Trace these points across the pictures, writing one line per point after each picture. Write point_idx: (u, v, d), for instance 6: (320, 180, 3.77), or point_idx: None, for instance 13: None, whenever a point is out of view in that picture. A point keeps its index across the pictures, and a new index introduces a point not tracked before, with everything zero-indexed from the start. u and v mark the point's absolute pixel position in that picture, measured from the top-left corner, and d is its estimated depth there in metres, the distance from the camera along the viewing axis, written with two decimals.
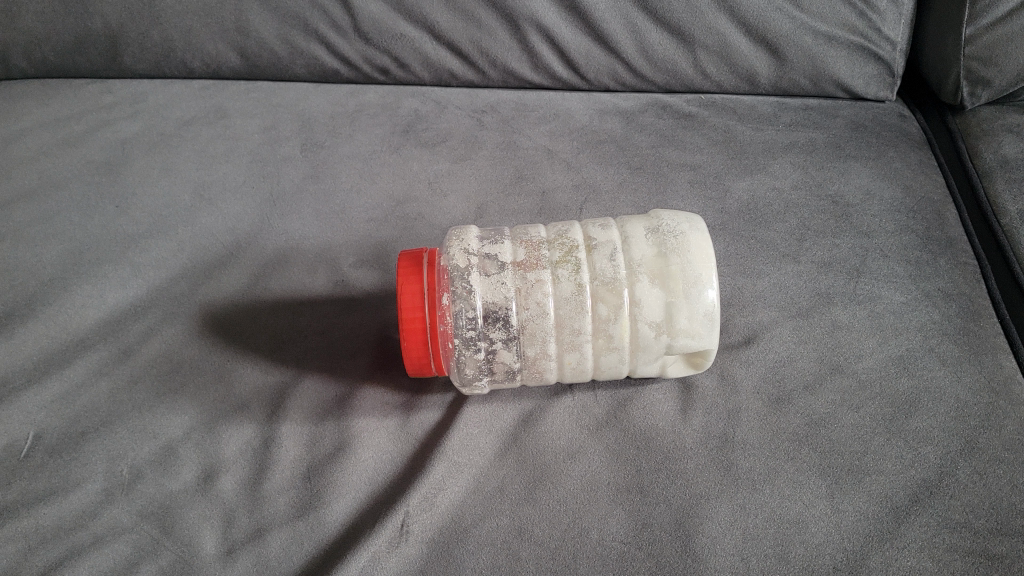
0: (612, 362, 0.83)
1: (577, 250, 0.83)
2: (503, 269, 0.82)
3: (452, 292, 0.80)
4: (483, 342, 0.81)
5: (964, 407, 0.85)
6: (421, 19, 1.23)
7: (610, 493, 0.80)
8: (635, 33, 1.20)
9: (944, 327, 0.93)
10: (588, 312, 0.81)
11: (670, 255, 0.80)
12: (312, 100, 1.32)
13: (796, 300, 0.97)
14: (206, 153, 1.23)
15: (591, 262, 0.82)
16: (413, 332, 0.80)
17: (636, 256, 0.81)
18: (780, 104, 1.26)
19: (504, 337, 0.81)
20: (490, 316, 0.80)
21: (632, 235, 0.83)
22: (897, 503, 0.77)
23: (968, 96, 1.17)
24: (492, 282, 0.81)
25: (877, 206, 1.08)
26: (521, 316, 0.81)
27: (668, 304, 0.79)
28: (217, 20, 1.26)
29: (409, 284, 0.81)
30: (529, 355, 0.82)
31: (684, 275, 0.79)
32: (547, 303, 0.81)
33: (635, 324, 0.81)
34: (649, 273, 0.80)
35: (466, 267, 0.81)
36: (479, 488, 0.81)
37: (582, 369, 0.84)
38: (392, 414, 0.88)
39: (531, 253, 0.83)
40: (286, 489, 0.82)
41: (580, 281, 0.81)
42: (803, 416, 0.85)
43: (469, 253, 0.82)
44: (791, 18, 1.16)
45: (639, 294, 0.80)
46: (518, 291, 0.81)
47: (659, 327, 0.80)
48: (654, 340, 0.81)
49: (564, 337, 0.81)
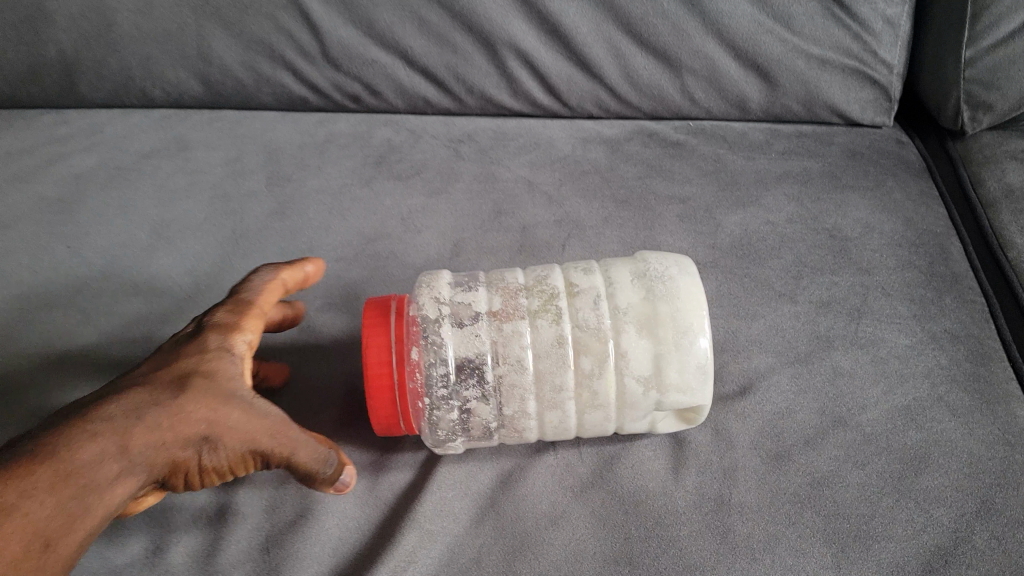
0: (596, 421, 0.76)
1: (558, 297, 0.77)
2: (479, 319, 0.76)
3: (424, 344, 0.74)
4: (455, 400, 0.74)
5: (978, 462, 0.79)
6: (393, 44, 1.16)
7: (597, 565, 0.74)
8: (619, 58, 1.14)
9: (953, 373, 0.87)
10: (571, 366, 0.74)
11: (659, 302, 0.74)
12: (279, 129, 1.24)
13: (794, 345, 0.90)
14: (167, 187, 1.16)
15: (573, 310, 0.76)
16: (377, 388, 0.73)
17: (622, 304, 0.75)
18: (772, 131, 1.19)
19: (479, 395, 0.74)
20: (462, 370, 0.74)
21: (617, 282, 0.77)
22: (908, 573, 0.72)
23: (969, 121, 1.11)
24: (464, 335, 0.75)
25: (876, 241, 1.02)
26: (497, 371, 0.74)
27: (657, 356, 0.73)
28: (178, 47, 1.18)
29: (375, 335, 0.73)
30: (508, 414, 0.75)
31: (674, 324, 0.73)
32: (525, 357, 0.74)
33: (621, 379, 0.74)
34: (636, 321, 0.74)
35: (438, 317, 0.75)
36: (453, 560, 0.75)
37: (565, 428, 0.77)
38: (359, 476, 0.82)
39: (508, 302, 0.77)
40: (242, 562, 0.76)
41: (561, 333, 0.75)
42: (805, 475, 0.79)
43: (441, 303, 0.77)
44: (782, 41, 1.10)
45: (626, 345, 0.74)
46: (495, 346, 0.75)
47: (648, 382, 0.73)
48: (643, 396, 0.74)
49: (545, 394, 0.74)
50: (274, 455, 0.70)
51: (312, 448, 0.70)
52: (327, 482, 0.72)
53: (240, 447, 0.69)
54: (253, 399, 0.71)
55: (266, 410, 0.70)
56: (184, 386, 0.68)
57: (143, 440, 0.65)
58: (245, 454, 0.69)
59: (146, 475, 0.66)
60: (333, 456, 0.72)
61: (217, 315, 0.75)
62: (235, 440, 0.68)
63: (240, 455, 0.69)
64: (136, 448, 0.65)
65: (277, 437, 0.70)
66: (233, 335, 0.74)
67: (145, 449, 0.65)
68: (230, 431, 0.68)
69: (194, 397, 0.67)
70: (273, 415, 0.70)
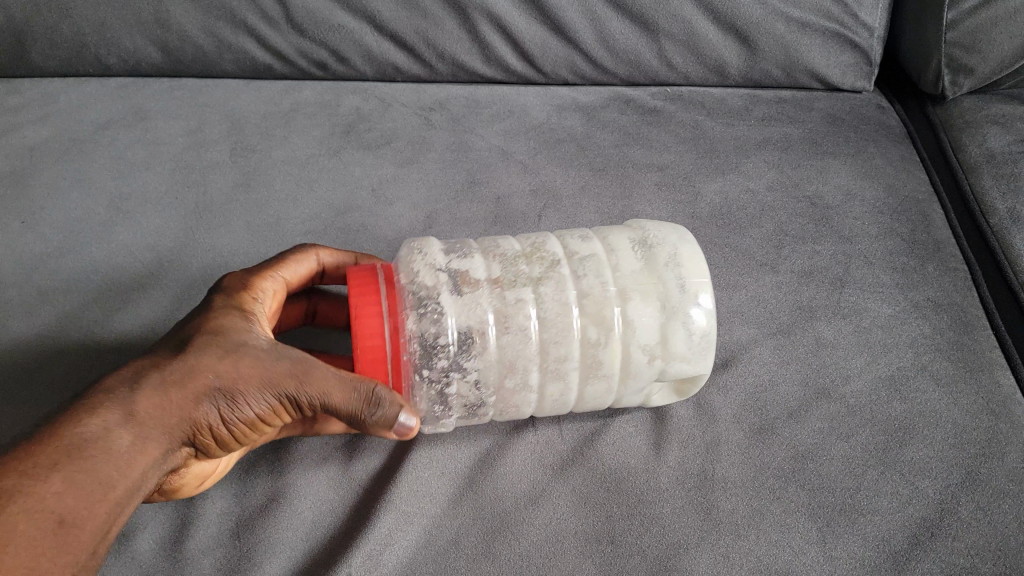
0: (598, 392, 0.75)
1: (560, 264, 0.75)
2: (479, 286, 0.73)
3: (421, 313, 0.70)
4: (453, 374, 0.71)
5: (963, 433, 0.78)
6: (360, 9, 1.12)
7: (578, 544, 0.72)
8: (594, 22, 1.11)
9: (936, 342, 0.86)
10: (576, 335, 0.72)
11: (663, 271, 0.75)
12: (243, 98, 1.19)
13: (776, 316, 0.88)
14: (125, 159, 1.11)
15: (577, 276, 0.74)
16: (371, 368, 0.67)
17: (626, 272, 0.74)
18: (751, 97, 1.17)
19: (479, 367, 0.71)
20: (465, 342, 0.71)
21: (618, 249, 0.77)
22: (895, 546, 0.71)
23: (950, 84, 1.09)
24: (466, 303, 0.72)
25: (857, 208, 1.00)
26: (500, 342, 0.71)
27: (664, 322, 0.73)
28: (134, 11, 1.13)
29: (367, 307, 0.68)
30: (508, 386, 0.73)
31: (680, 293, 0.74)
32: (529, 326, 0.72)
33: (627, 348, 0.72)
34: (642, 291, 0.73)
35: (435, 285, 0.72)
36: (430, 542, 0.73)
37: (564, 400, 0.75)
38: (333, 457, 0.79)
39: (510, 269, 0.75)
40: (212, 548, 0.73)
41: (567, 300, 0.73)
42: (789, 448, 0.77)
43: (437, 270, 0.74)
44: (761, 4, 1.08)
45: (633, 315, 0.72)
46: (499, 314, 0.72)
47: (653, 351, 0.73)
48: (648, 364, 0.73)
49: (548, 364, 0.72)
50: (304, 396, 0.64)
51: (344, 385, 0.64)
52: (376, 416, 0.65)
53: (264, 392, 0.63)
54: (268, 342, 0.65)
55: (282, 355, 0.64)
56: (188, 342, 0.63)
57: (155, 400, 0.61)
58: (273, 400, 0.64)
59: (163, 441, 0.61)
60: (379, 388, 0.64)
61: (225, 278, 0.73)
62: (257, 386, 0.63)
63: (268, 402, 0.64)
64: (151, 410, 0.61)
65: (302, 375, 0.64)
66: (237, 295, 0.70)
67: (159, 409, 0.61)
68: (249, 377, 0.63)
69: (201, 348, 0.63)
70: (292, 355, 0.64)
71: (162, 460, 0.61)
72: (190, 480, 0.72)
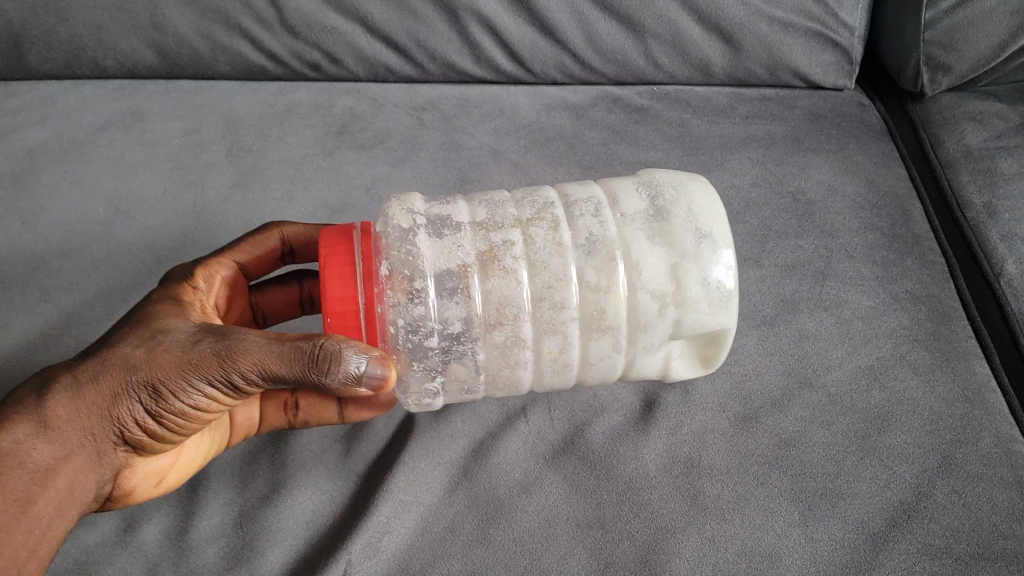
0: (603, 350, 0.74)
1: (553, 207, 0.76)
2: (459, 231, 0.73)
3: (393, 261, 0.69)
4: (435, 325, 0.71)
5: (939, 420, 0.81)
6: (352, 11, 1.14)
7: (570, 529, 0.75)
8: (582, 23, 1.13)
9: (914, 332, 0.89)
10: (574, 281, 0.72)
11: (669, 208, 0.74)
12: (238, 99, 1.21)
13: (760, 308, 0.91)
14: (123, 161, 1.13)
15: (572, 218, 0.75)
16: (342, 326, 0.67)
17: (627, 212, 0.75)
18: (736, 95, 1.19)
19: (463, 315, 0.71)
20: (442, 286, 0.70)
21: (619, 192, 0.77)
22: (873, 529, 0.74)
23: (928, 82, 1.12)
24: (445, 247, 0.71)
25: (839, 203, 1.03)
26: (484, 288, 0.71)
27: (675, 265, 0.72)
28: (129, 15, 1.15)
29: (335, 267, 0.68)
30: (500, 340, 0.72)
31: (692, 229, 0.72)
32: (518, 269, 0.71)
33: (632, 293, 0.72)
34: (646, 231, 0.73)
35: (411, 227, 0.71)
36: (427, 530, 0.76)
37: (565, 360, 0.75)
38: (331, 448, 0.82)
39: (494, 212, 0.75)
40: (216, 537, 0.76)
41: (559, 240, 0.73)
42: (772, 436, 0.80)
43: (414, 214, 0.73)
44: (744, 5, 1.10)
45: (638, 257, 0.72)
46: (483, 255, 0.72)
47: (662, 295, 0.72)
48: (658, 314, 0.72)
49: (544, 314, 0.72)
50: (233, 369, 0.64)
51: (274, 350, 0.63)
52: (327, 373, 0.62)
53: (188, 374, 0.64)
54: (190, 331, 0.67)
55: (190, 340, 0.65)
56: (108, 346, 0.67)
57: (71, 404, 0.65)
58: (203, 379, 0.64)
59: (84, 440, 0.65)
60: (323, 341, 0.62)
61: (175, 269, 0.81)
62: (178, 371, 0.64)
63: (198, 383, 0.65)
64: (66, 413, 0.64)
65: (225, 350, 0.63)
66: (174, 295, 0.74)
67: (75, 412, 0.64)
68: (169, 364, 0.64)
69: (118, 349, 0.66)
70: (217, 335, 0.65)
71: (89, 456, 0.66)
72: (146, 480, 0.72)
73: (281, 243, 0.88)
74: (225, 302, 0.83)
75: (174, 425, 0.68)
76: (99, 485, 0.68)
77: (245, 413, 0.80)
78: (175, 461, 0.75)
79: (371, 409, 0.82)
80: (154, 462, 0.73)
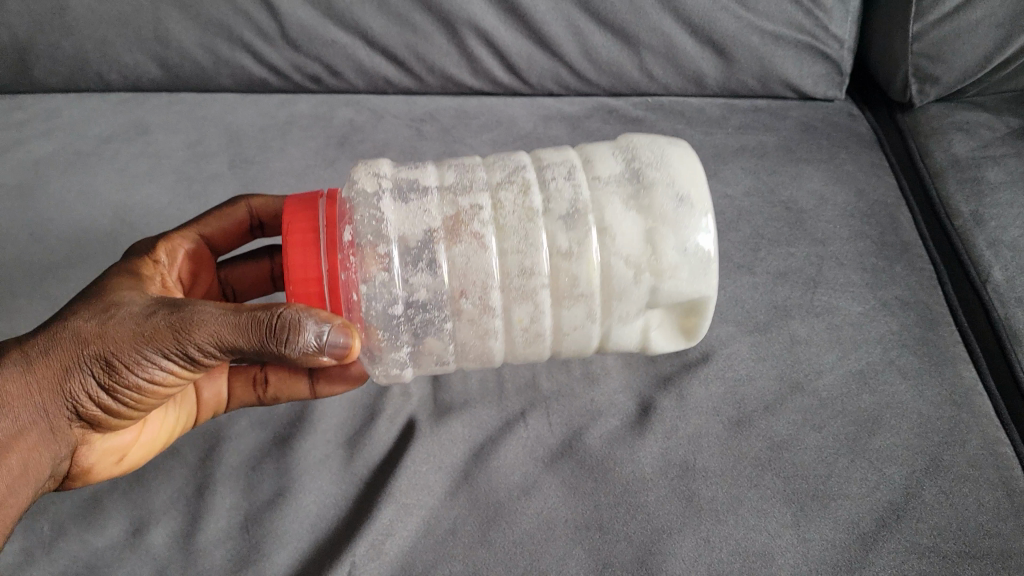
0: (576, 317, 0.77)
1: (525, 170, 0.78)
2: (425, 193, 0.75)
3: (357, 222, 0.71)
4: (403, 291, 0.73)
5: (928, 423, 0.83)
6: (352, 25, 1.16)
7: (568, 531, 0.77)
8: (578, 36, 1.16)
9: (903, 338, 0.91)
10: (546, 247, 0.74)
11: (646, 173, 0.75)
12: (240, 111, 1.23)
13: (753, 314, 0.93)
14: (128, 172, 1.15)
15: (544, 181, 0.77)
16: (305, 295, 0.69)
17: (603, 176, 0.76)
18: (729, 106, 1.22)
19: (429, 283, 0.73)
20: (406, 253, 0.72)
21: (594, 157, 0.78)
22: (863, 529, 0.76)
23: (917, 93, 1.14)
24: (409, 210, 0.74)
25: (830, 212, 1.06)
26: (451, 255, 0.73)
27: (649, 230, 0.73)
28: (134, 29, 1.17)
29: (297, 231, 0.69)
30: (467, 308, 0.75)
31: (666, 195, 0.74)
32: (487, 236, 0.73)
33: (606, 259, 0.74)
34: (621, 197, 0.75)
35: (376, 191, 0.74)
36: (429, 532, 0.78)
37: (537, 329, 0.78)
38: (334, 453, 0.84)
39: (462, 177, 0.77)
40: (222, 540, 0.78)
41: (531, 203, 0.75)
42: (765, 439, 0.83)
43: (379, 177, 0.75)
44: (736, 18, 1.13)
45: (612, 223, 0.74)
46: (451, 219, 0.73)
47: (637, 262, 0.74)
48: (632, 280, 0.74)
49: (513, 282, 0.74)
50: (189, 341, 0.64)
51: (231, 321, 0.64)
52: (287, 343, 0.64)
53: (142, 347, 0.65)
54: (143, 305, 0.67)
55: (144, 315, 0.66)
56: (60, 320, 0.67)
57: (21, 379, 0.65)
58: (157, 352, 0.65)
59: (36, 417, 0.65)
60: (282, 311, 0.64)
61: (138, 243, 0.84)
62: (131, 344, 0.65)
63: (152, 356, 0.65)
64: (17, 389, 0.65)
65: (180, 323, 0.64)
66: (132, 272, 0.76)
67: (25, 387, 0.65)
68: (122, 338, 0.65)
69: (69, 324, 0.66)
70: (171, 308, 0.66)
71: (42, 432, 0.66)
72: (104, 457, 0.73)
73: (250, 215, 0.93)
74: (189, 276, 0.87)
75: (131, 400, 0.69)
76: (54, 463, 0.68)
77: (212, 389, 0.83)
78: (137, 438, 0.76)
79: (342, 383, 0.84)
80: (112, 440, 0.74)
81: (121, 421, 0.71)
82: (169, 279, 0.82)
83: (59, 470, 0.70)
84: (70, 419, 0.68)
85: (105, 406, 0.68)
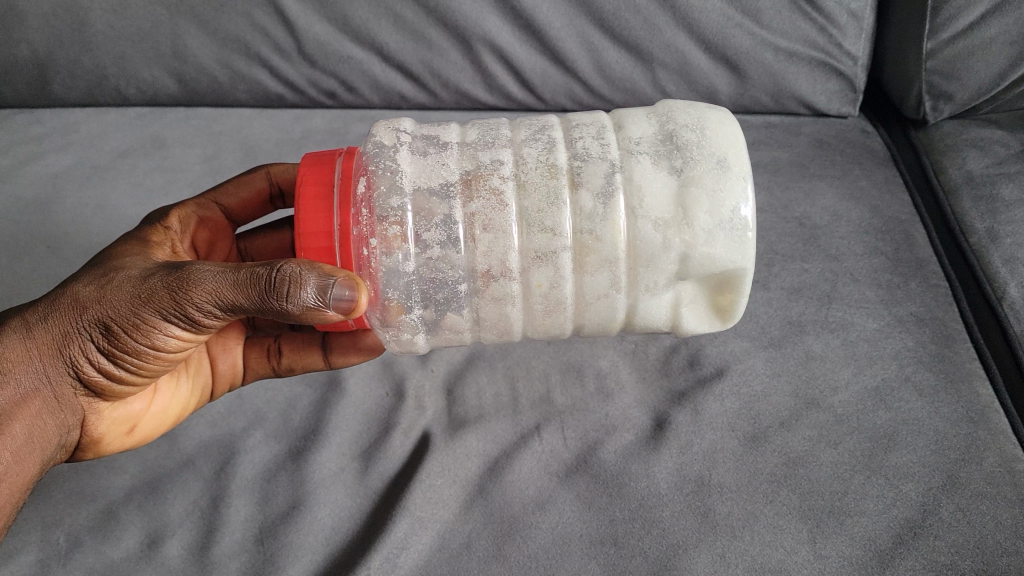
0: (600, 286, 0.72)
1: (552, 129, 0.75)
2: (444, 152, 0.72)
3: (373, 174, 0.69)
4: (419, 247, 0.70)
5: (944, 440, 0.83)
6: (368, 40, 1.17)
7: (583, 546, 0.77)
8: (592, 52, 1.16)
9: (919, 354, 0.91)
10: (569, 208, 0.71)
11: (681, 132, 0.71)
12: (256, 126, 1.24)
13: (767, 330, 0.93)
14: (145, 186, 1.16)
15: (572, 140, 0.74)
16: (315, 251, 0.67)
17: (634, 135, 0.73)
18: (742, 123, 1.22)
19: (443, 240, 0.70)
20: (421, 210, 0.70)
21: (628, 119, 0.75)
22: (880, 546, 0.76)
23: (931, 110, 1.14)
24: (427, 165, 0.71)
25: (844, 228, 1.06)
26: (471, 209, 0.70)
27: (680, 189, 0.69)
28: (152, 45, 1.18)
29: (311, 189, 0.68)
30: (483, 268, 0.71)
31: (701, 150, 0.70)
32: (504, 191, 0.70)
33: (632, 219, 0.70)
34: (651, 155, 0.71)
35: (394, 145, 0.72)
36: (444, 546, 0.78)
37: (559, 296, 0.73)
38: (349, 466, 0.84)
39: (486, 133, 0.75)
40: (237, 553, 0.78)
41: (554, 161, 0.72)
42: (780, 455, 0.83)
43: (399, 133, 0.73)
44: (751, 35, 1.13)
45: (642, 181, 0.70)
46: (468, 176, 0.71)
47: (666, 223, 0.69)
48: (662, 246, 0.69)
49: (536, 244, 0.70)
50: (187, 301, 0.64)
51: (229, 278, 0.63)
52: (288, 299, 0.61)
53: (140, 309, 0.65)
54: (144, 269, 0.68)
55: (139, 279, 0.66)
56: (63, 287, 0.68)
57: (22, 346, 0.66)
58: (157, 313, 0.65)
59: (37, 381, 0.66)
60: (281, 265, 0.61)
61: (154, 212, 0.86)
62: (130, 307, 0.65)
63: (152, 320, 0.65)
64: (17, 355, 0.66)
65: (176, 283, 0.64)
66: (140, 240, 0.77)
67: (26, 353, 0.66)
68: (120, 301, 0.65)
69: (69, 289, 0.67)
70: (170, 269, 0.65)
71: (45, 396, 0.67)
72: (114, 427, 0.74)
73: (269, 183, 0.93)
74: (206, 244, 0.88)
75: (135, 365, 0.69)
76: (62, 435, 0.69)
77: (227, 361, 0.85)
78: (148, 408, 0.77)
79: (357, 353, 0.84)
80: (122, 409, 0.74)
81: (127, 388, 0.72)
82: (181, 246, 0.84)
83: (71, 441, 0.71)
84: (75, 386, 0.69)
85: (107, 371, 0.69)
